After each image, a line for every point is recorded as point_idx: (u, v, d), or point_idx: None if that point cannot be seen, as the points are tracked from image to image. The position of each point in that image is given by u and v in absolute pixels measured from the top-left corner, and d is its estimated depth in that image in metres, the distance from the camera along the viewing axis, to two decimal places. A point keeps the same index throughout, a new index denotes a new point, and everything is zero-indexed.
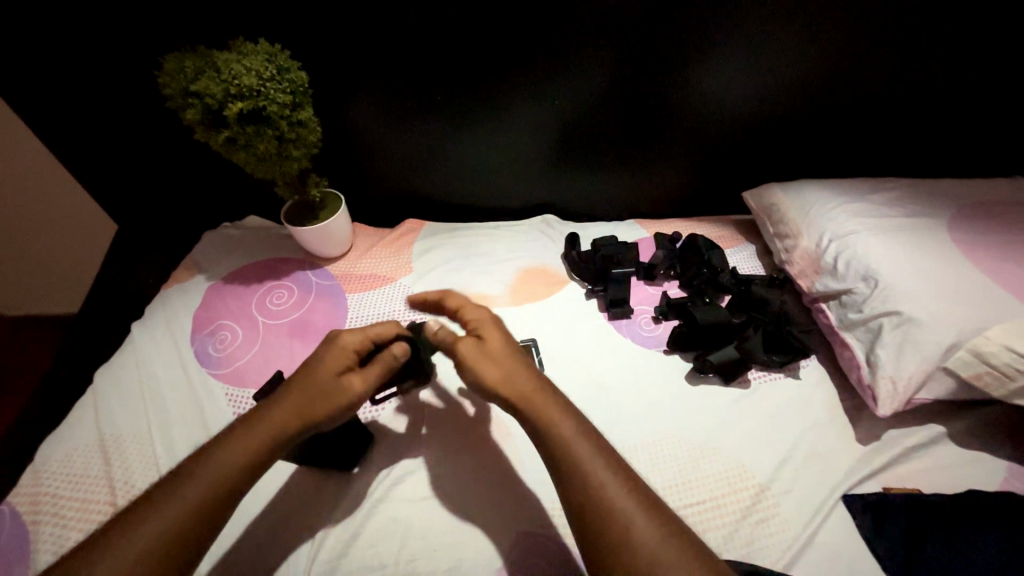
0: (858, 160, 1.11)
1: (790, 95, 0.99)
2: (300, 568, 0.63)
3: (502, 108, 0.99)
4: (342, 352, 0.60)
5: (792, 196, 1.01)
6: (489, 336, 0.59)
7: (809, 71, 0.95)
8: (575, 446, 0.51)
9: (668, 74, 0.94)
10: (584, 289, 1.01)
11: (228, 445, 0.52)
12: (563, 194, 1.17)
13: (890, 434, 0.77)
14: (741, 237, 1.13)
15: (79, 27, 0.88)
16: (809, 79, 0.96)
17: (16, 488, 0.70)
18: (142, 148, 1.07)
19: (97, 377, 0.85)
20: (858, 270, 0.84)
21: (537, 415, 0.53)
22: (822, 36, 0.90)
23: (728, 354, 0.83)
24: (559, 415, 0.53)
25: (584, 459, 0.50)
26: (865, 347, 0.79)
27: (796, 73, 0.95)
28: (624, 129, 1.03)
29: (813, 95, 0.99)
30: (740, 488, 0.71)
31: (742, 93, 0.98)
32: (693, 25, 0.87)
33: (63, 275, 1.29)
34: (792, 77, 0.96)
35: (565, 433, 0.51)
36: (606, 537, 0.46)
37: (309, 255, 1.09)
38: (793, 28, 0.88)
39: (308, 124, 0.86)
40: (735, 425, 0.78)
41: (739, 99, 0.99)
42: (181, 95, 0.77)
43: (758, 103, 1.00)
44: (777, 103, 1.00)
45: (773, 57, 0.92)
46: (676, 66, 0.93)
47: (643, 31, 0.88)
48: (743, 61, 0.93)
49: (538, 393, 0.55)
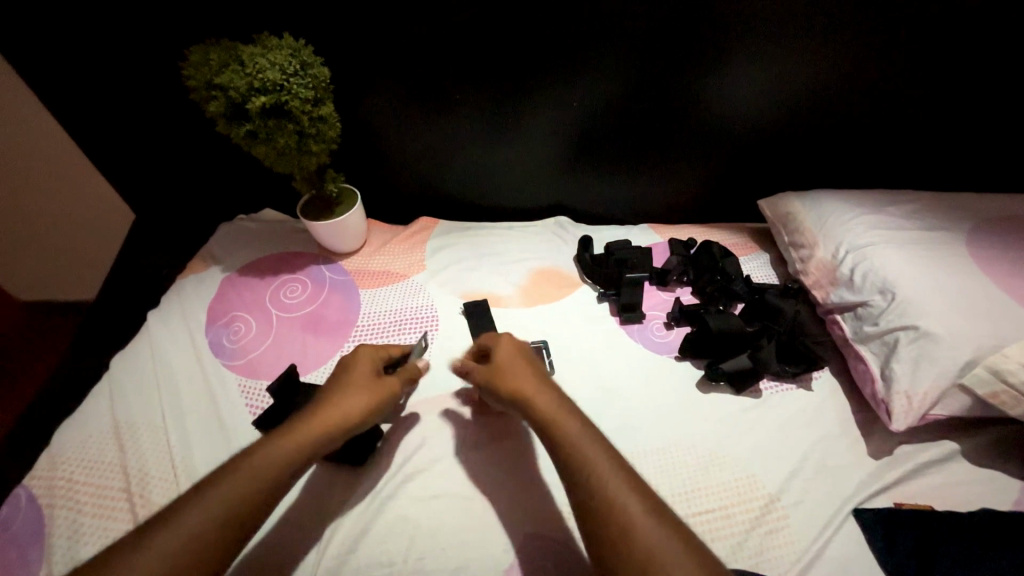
0: (874, 172, 1.10)
1: (809, 103, 0.98)
2: (309, 561, 0.64)
3: (518, 110, 0.99)
4: (367, 360, 0.70)
5: (808, 205, 1.00)
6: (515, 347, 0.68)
7: (829, 80, 0.94)
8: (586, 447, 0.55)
9: (686, 79, 0.94)
10: (596, 293, 1.01)
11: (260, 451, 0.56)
12: (577, 196, 1.17)
13: (903, 448, 0.77)
14: (754, 245, 1.13)
15: (101, 4, 0.87)
16: (829, 87, 0.95)
17: (33, 473, 0.71)
18: (161, 139, 1.08)
19: (114, 366, 0.86)
20: (875, 283, 0.83)
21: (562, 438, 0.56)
22: (844, 44, 0.89)
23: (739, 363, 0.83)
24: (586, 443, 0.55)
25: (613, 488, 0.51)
26: (880, 361, 0.79)
27: (815, 82, 0.95)
28: (640, 134, 1.03)
29: (832, 104, 0.98)
30: (750, 498, 0.71)
31: (760, 101, 0.98)
32: (712, 30, 0.87)
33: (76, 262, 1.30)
34: (811, 87, 0.95)
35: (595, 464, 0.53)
36: (605, 527, 0.49)
37: (323, 250, 1.10)
38: (814, 37, 0.88)
39: (328, 119, 0.87)
40: (744, 435, 0.78)
41: (757, 106, 0.99)
42: (205, 88, 0.78)
43: (775, 111, 1.00)
44: (795, 110, 1.00)
45: (791, 66, 0.92)
46: (694, 71, 0.93)
47: (661, 37, 0.88)
48: (762, 69, 0.92)
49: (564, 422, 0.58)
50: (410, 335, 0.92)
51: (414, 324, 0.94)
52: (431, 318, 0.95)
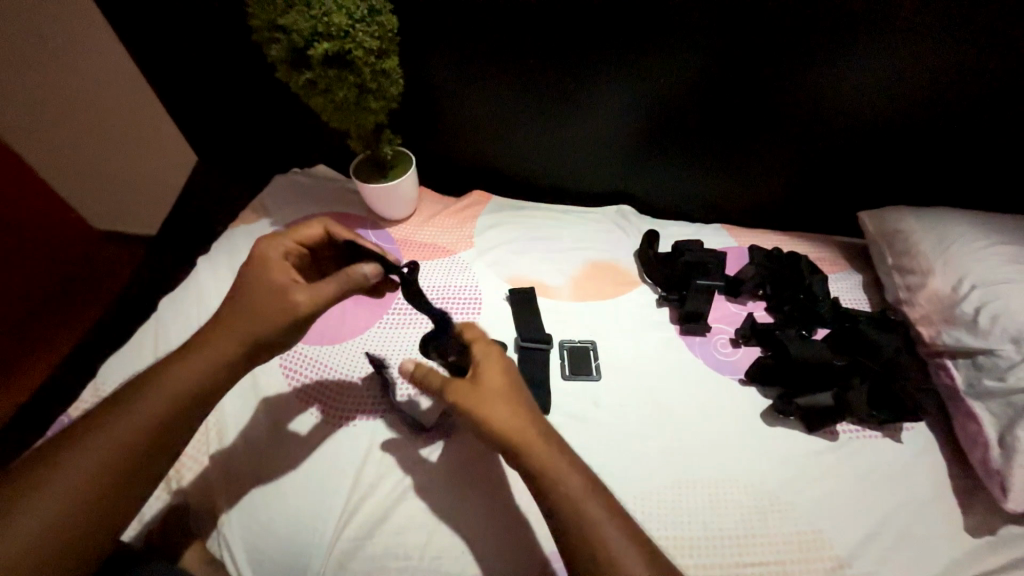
0: (1007, 201, 0.94)
1: (934, 100, 0.83)
2: (326, 540, 0.62)
3: (591, 84, 0.90)
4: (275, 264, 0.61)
5: (925, 224, 0.85)
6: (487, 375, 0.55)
7: (968, 74, 0.79)
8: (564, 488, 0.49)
9: (788, 63, 0.82)
10: (656, 296, 0.91)
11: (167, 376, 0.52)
12: (643, 184, 1.05)
13: (1010, 530, 0.64)
14: (845, 263, 0.98)
15: None
16: (966, 78, 0.79)
17: (79, 403, 0.75)
18: (226, 85, 1.08)
19: (165, 306, 0.88)
20: (1007, 330, 0.69)
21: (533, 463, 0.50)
22: (1000, 28, 0.74)
23: (563, 449, 0.52)
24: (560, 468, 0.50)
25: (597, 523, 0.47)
26: (1000, 425, 0.66)
27: (948, 76, 0.80)
28: (725, 122, 0.91)
29: (967, 104, 0.82)
30: (812, 555, 0.62)
31: (877, 91, 0.83)
32: (827, 11, 0.75)
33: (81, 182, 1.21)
34: (941, 81, 0.80)
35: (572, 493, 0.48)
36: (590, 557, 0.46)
37: (371, 214, 1.06)
38: (955, 21, 0.74)
39: (392, 75, 0.80)
40: (818, 481, 0.68)
41: (871, 98, 0.84)
42: (268, 28, 0.74)
43: (894, 105, 0.84)
44: (917, 106, 0.84)
45: (923, 53, 0.78)
46: (801, 57, 0.81)
47: (766, 13, 0.76)
48: (884, 55, 0.78)
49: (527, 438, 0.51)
50: (451, 315, 0.86)
51: (456, 304, 0.88)
52: (475, 301, 0.89)
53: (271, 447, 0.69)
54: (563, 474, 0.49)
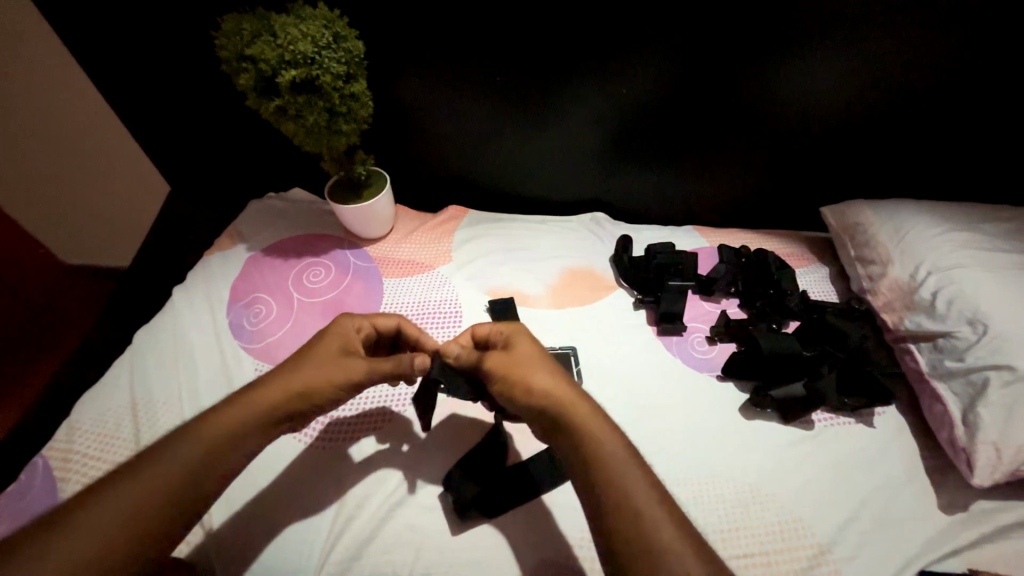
0: (955, 189, 0.99)
1: (880, 102, 0.88)
2: (313, 566, 0.61)
3: (557, 101, 0.93)
4: (343, 334, 0.64)
5: (882, 215, 0.89)
6: (526, 351, 0.57)
7: (905, 79, 0.84)
8: (617, 458, 0.47)
9: (741, 74, 0.86)
10: (632, 299, 0.94)
11: (221, 415, 0.53)
12: (615, 192, 1.09)
13: (981, 505, 0.67)
14: (812, 256, 1.02)
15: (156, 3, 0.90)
16: (905, 81, 0.85)
17: (51, 442, 0.73)
18: (198, 117, 1.08)
19: (139, 337, 0.87)
20: (962, 311, 0.73)
21: (584, 430, 0.49)
22: (936, 30, 0.78)
23: (605, 416, 0.51)
24: (605, 434, 0.49)
25: (638, 495, 0.45)
26: (962, 403, 0.69)
27: (888, 81, 0.85)
28: (687, 131, 0.96)
29: (908, 104, 0.88)
30: (794, 544, 0.63)
31: (824, 96, 0.88)
32: (773, 27, 0.80)
33: (46, 211, 1.16)
34: (883, 85, 0.86)
35: (616, 463, 0.47)
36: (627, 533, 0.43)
37: (348, 234, 1.06)
38: (891, 32, 0.79)
39: (361, 98, 0.82)
40: (795, 472, 0.70)
41: (819, 104, 0.89)
42: (235, 59, 0.75)
43: (842, 108, 0.89)
44: (864, 108, 0.89)
45: (864, 61, 0.83)
46: (752, 68, 0.85)
47: (716, 30, 0.81)
48: (830, 64, 0.84)
49: (577, 408, 0.51)
50: (431, 331, 0.87)
51: (436, 320, 0.89)
52: (454, 315, 0.89)
53: (254, 475, 0.68)
54: (610, 443, 0.48)
